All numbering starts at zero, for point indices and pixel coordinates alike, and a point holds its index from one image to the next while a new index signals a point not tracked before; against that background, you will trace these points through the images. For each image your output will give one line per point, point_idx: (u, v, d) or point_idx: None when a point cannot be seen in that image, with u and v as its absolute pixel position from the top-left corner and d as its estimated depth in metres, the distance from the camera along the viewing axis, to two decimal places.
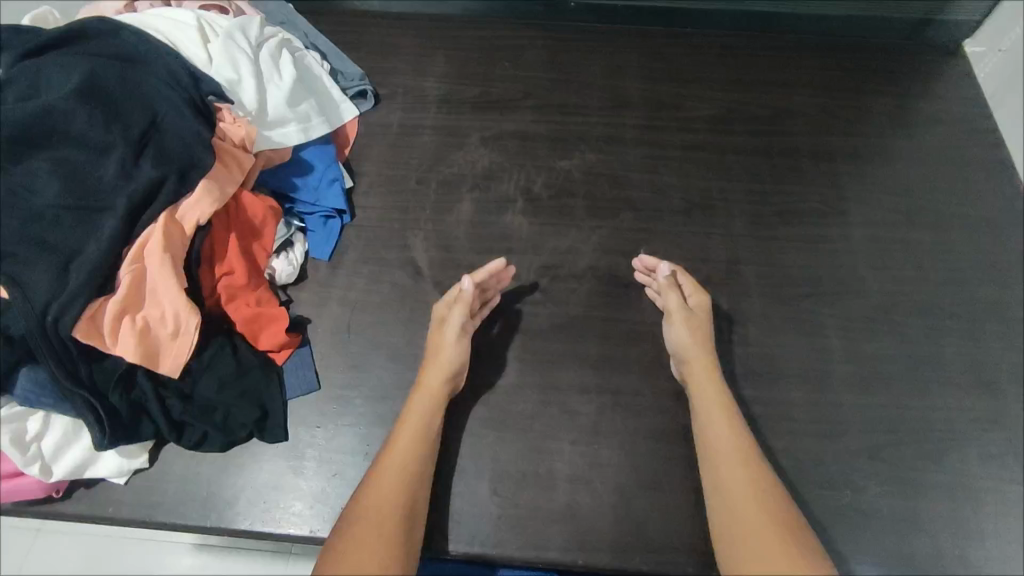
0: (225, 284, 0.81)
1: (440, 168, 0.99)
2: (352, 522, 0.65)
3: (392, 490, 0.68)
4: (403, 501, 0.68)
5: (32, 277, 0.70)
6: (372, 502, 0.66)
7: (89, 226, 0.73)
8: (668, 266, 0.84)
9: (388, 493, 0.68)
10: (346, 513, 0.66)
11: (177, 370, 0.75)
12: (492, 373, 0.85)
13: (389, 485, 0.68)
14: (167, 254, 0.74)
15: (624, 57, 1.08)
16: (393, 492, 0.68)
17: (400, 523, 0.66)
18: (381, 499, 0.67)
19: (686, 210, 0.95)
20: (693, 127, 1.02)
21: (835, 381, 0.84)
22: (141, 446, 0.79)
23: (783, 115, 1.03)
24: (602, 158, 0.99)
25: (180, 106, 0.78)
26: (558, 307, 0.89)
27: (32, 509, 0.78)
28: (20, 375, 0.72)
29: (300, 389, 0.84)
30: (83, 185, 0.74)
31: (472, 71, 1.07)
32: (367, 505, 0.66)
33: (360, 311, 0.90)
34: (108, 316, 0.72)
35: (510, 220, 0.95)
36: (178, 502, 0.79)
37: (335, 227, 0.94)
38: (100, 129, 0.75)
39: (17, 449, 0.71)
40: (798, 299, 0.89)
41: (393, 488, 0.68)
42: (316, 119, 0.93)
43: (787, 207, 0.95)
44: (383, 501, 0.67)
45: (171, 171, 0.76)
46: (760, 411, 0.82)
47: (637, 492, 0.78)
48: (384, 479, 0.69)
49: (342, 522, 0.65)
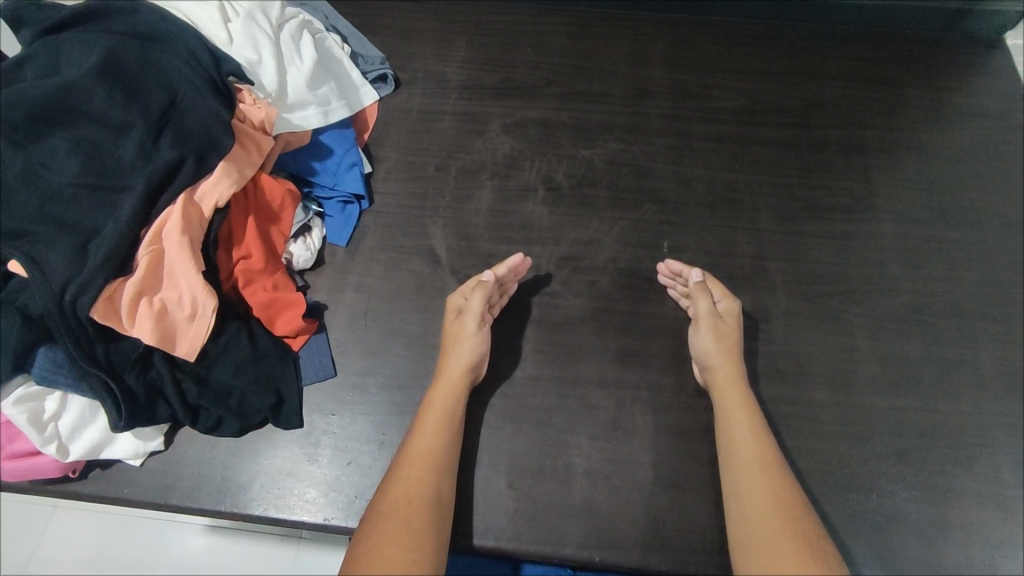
0: (242, 267, 0.80)
1: (460, 155, 0.97)
2: (376, 516, 0.63)
3: (417, 480, 0.67)
4: (427, 495, 0.66)
5: (49, 256, 0.69)
6: (393, 495, 0.65)
7: (108, 206, 0.72)
8: (699, 271, 0.81)
9: (414, 484, 0.67)
10: (370, 506, 0.65)
11: (193, 354, 0.75)
12: (511, 365, 0.83)
13: (414, 476, 0.67)
14: (185, 235, 0.73)
15: (648, 44, 1.05)
16: (419, 482, 0.67)
17: (424, 516, 0.64)
18: (408, 490, 0.66)
19: (710, 203, 0.93)
20: (719, 117, 0.99)
21: (862, 382, 0.82)
22: (157, 429, 0.79)
23: (813, 107, 0.99)
24: (625, 148, 0.97)
25: (200, 86, 0.77)
26: (578, 299, 0.87)
27: (50, 487, 0.79)
28: (38, 354, 0.71)
29: (315, 375, 0.83)
30: (102, 164, 0.73)
31: (494, 56, 1.05)
32: (393, 496, 0.65)
33: (377, 298, 0.89)
34: (124, 299, 0.71)
35: (531, 210, 0.93)
36: (193, 486, 0.79)
37: (353, 212, 0.93)
38: (119, 108, 0.74)
39: (34, 428, 0.71)
40: (825, 297, 0.86)
41: (419, 477, 0.67)
42: (336, 102, 0.92)
43: (815, 202, 0.93)
44: (409, 492, 0.66)
45: (190, 151, 0.75)
46: (785, 411, 0.80)
47: (656, 490, 0.76)
48: (408, 469, 0.68)
49: (366, 516, 0.64)
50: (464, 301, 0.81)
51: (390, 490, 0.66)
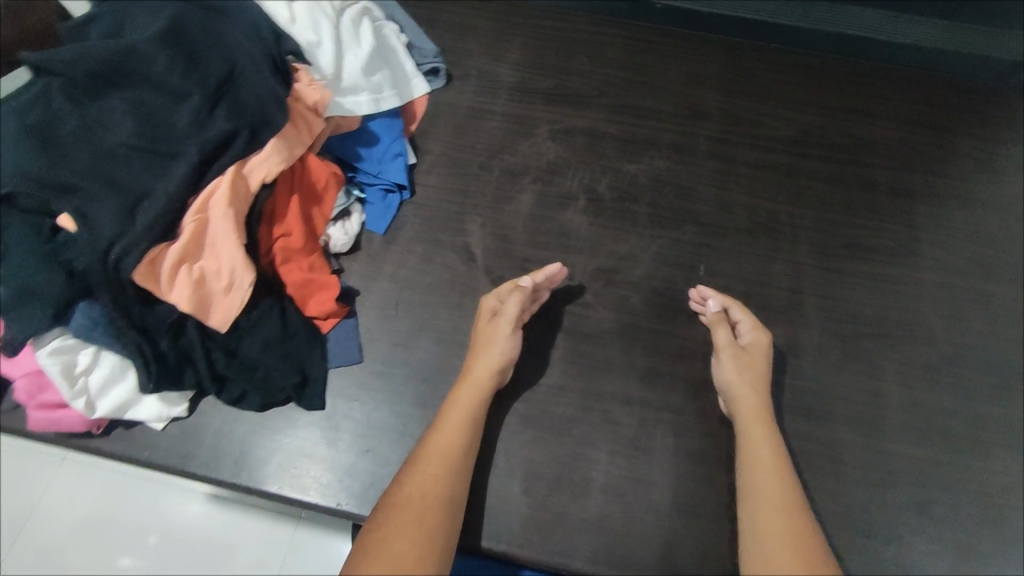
0: (281, 245, 0.81)
1: (505, 156, 0.97)
2: (388, 509, 0.64)
3: (433, 477, 0.67)
4: (443, 495, 0.66)
5: (98, 214, 0.70)
6: (409, 489, 0.65)
7: (158, 170, 0.74)
8: (718, 301, 0.82)
9: (430, 481, 0.66)
10: (384, 498, 0.65)
11: (225, 325, 0.75)
12: (536, 371, 0.83)
13: (431, 473, 0.67)
14: (231, 207, 0.74)
15: (703, 66, 1.05)
16: (435, 480, 0.67)
17: (438, 516, 0.64)
18: (423, 487, 0.66)
19: (750, 231, 0.92)
20: (768, 145, 0.98)
21: (889, 428, 0.80)
22: (181, 395, 0.78)
23: (862, 145, 0.98)
24: (670, 166, 0.97)
25: (259, 63, 0.80)
26: (610, 313, 0.87)
27: (70, 441, 0.79)
28: (77, 309, 0.71)
29: (342, 359, 0.84)
30: (157, 129, 0.75)
31: (548, 62, 1.05)
32: (407, 491, 0.65)
33: (411, 290, 0.89)
34: (166, 264, 0.72)
35: (571, 218, 0.93)
36: (212, 457, 0.79)
37: (394, 201, 0.93)
38: (178, 76, 0.76)
39: (65, 381, 0.72)
40: (860, 338, 0.85)
41: (435, 475, 0.67)
42: (388, 91, 0.92)
43: (857, 241, 0.92)
44: (424, 489, 0.66)
45: (243, 126, 0.76)
46: (809, 449, 0.79)
47: (671, 513, 0.75)
48: (425, 465, 0.68)
49: (379, 507, 0.64)
50: (499, 304, 0.81)
51: (405, 485, 0.66)
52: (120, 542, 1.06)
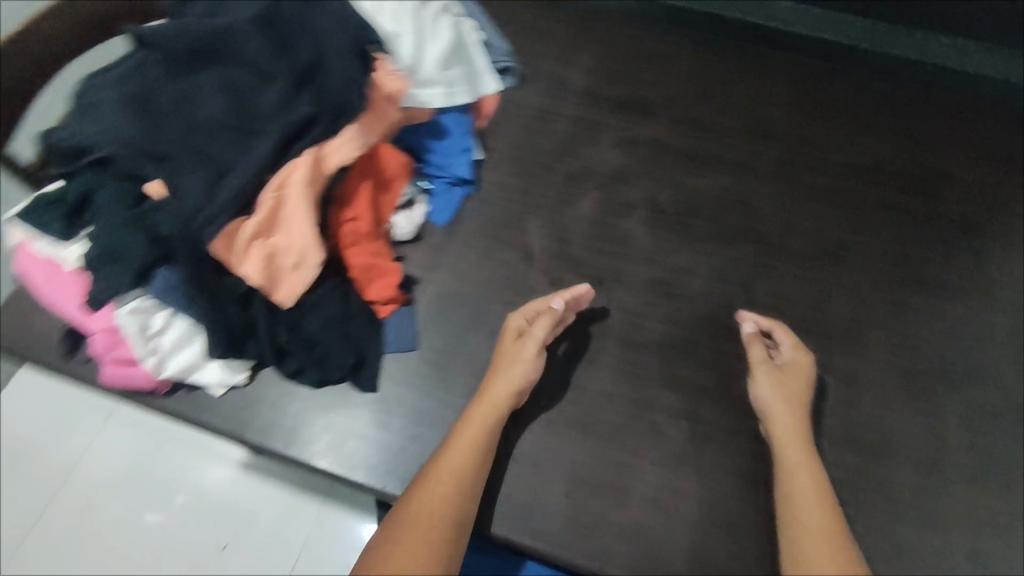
0: (349, 229, 0.83)
1: (570, 160, 0.98)
2: (396, 525, 0.65)
3: (442, 497, 0.67)
4: (451, 516, 0.66)
5: (186, 184, 0.74)
6: (417, 508, 0.66)
7: (243, 146, 0.77)
8: (755, 321, 0.82)
9: (438, 501, 0.67)
10: (393, 513, 0.66)
11: (289, 302, 0.77)
12: (587, 376, 0.84)
13: (440, 492, 0.67)
14: (309, 187, 0.76)
15: (775, 85, 1.03)
16: (443, 499, 0.67)
17: (445, 537, 0.64)
18: (431, 506, 0.66)
19: (812, 256, 0.91)
20: (835, 171, 0.97)
21: (945, 470, 0.78)
22: (244, 365, 0.81)
23: (934, 178, 0.96)
24: (734, 183, 0.96)
25: (345, 51, 0.82)
26: (665, 325, 0.87)
27: (135, 397, 0.82)
28: (159, 274, 0.74)
29: (397, 345, 0.85)
30: (245, 107, 0.78)
31: (618, 69, 1.05)
32: (416, 509, 0.66)
33: (468, 284, 0.90)
34: (242, 237, 0.74)
35: (631, 227, 0.93)
36: (267, 427, 0.82)
37: (458, 194, 0.95)
38: (269, 58, 0.79)
39: (139, 340, 0.76)
40: (920, 375, 0.83)
41: (445, 494, 0.67)
42: (461, 86, 0.94)
43: (923, 276, 0.89)
44: (432, 509, 0.66)
45: (325, 112, 0.79)
46: (860, 482, 0.78)
47: (714, 531, 0.75)
48: (435, 484, 0.68)
49: (388, 523, 0.66)
50: (525, 324, 0.81)
51: (414, 502, 0.67)
52: (150, 497, 1.13)
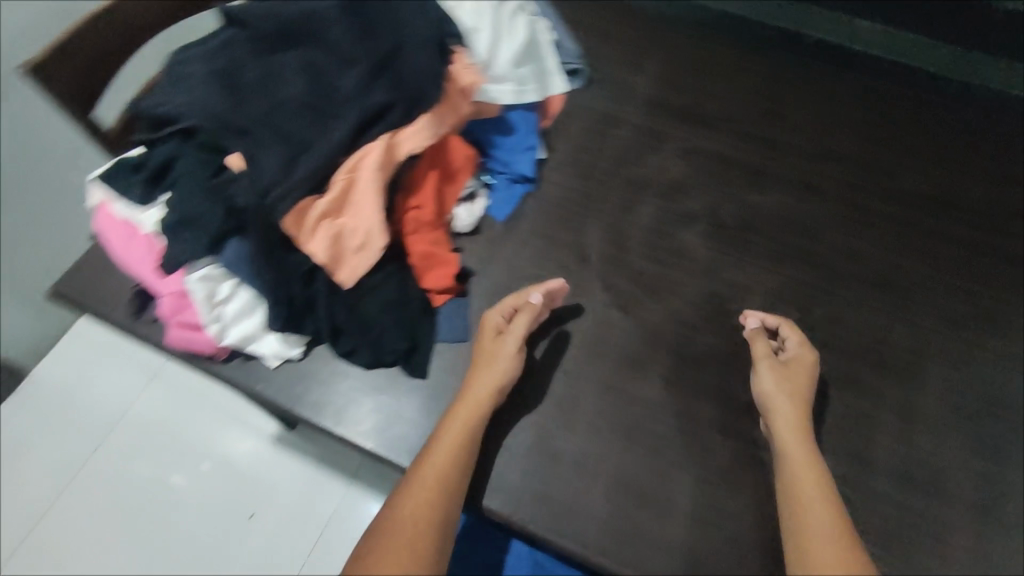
0: (413, 217, 0.85)
1: (631, 166, 0.98)
2: (380, 532, 0.64)
3: (425, 501, 0.66)
4: (436, 521, 0.66)
5: (264, 158, 0.75)
6: (400, 514, 0.65)
7: (321, 127, 0.79)
8: (758, 317, 0.82)
9: (421, 505, 0.66)
10: (375, 521, 0.66)
11: (350, 282, 0.79)
12: (635, 384, 0.83)
13: (423, 495, 0.67)
14: (379, 173, 0.77)
15: (844, 107, 1.01)
16: (426, 503, 0.66)
17: (430, 543, 0.64)
18: (414, 511, 0.66)
19: (873, 284, 0.89)
20: (901, 198, 0.94)
21: (1002, 516, 0.76)
22: (300, 339, 0.83)
23: (1005, 214, 0.93)
24: (796, 203, 0.94)
25: (426, 42, 0.83)
26: (717, 340, 0.86)
27: (193, 361, 0.85)
28: (230, 243, 0.76)
29: (450, 335, 0.86)
30: (325, 90, 0.80)
31: (686, 79, 1.05)
32: (398, 515, 0.65)
33: (523, 281, 0.90)
34: (312, 216, 0.77)
35: (688, 238, 0.92)
36: (317, 403, 0.83)
37: (518, 191, 0.96)
38: (352, 43, 0.81)
39: (205, 305, 0.78)
40: (980, 416, 0.81)
41: (427, 498, 0.67)
42: (531, 85, 0.95)
43: (988, 314, 0.87)
44: (415, 514, 0.65)
45: (401, 98, 0.80)
46: (912, 520, 0.75)
47: (756, 553, 0.74)
48: (417, 487, 0.68)
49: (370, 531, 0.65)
50: (504, 321, 0.81)
51: (397, 509, 0.66)
52: (185, 452, 1.23)
